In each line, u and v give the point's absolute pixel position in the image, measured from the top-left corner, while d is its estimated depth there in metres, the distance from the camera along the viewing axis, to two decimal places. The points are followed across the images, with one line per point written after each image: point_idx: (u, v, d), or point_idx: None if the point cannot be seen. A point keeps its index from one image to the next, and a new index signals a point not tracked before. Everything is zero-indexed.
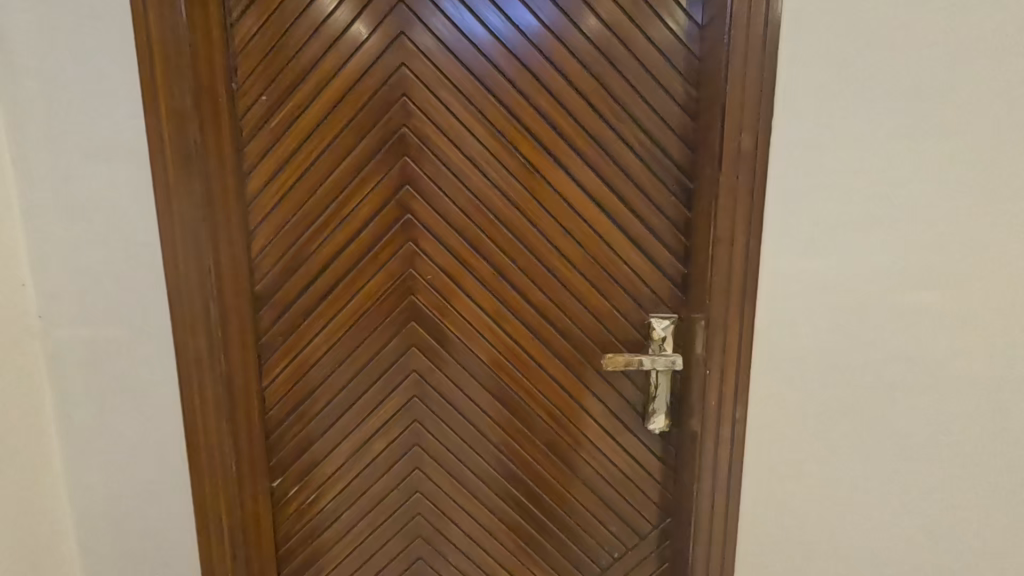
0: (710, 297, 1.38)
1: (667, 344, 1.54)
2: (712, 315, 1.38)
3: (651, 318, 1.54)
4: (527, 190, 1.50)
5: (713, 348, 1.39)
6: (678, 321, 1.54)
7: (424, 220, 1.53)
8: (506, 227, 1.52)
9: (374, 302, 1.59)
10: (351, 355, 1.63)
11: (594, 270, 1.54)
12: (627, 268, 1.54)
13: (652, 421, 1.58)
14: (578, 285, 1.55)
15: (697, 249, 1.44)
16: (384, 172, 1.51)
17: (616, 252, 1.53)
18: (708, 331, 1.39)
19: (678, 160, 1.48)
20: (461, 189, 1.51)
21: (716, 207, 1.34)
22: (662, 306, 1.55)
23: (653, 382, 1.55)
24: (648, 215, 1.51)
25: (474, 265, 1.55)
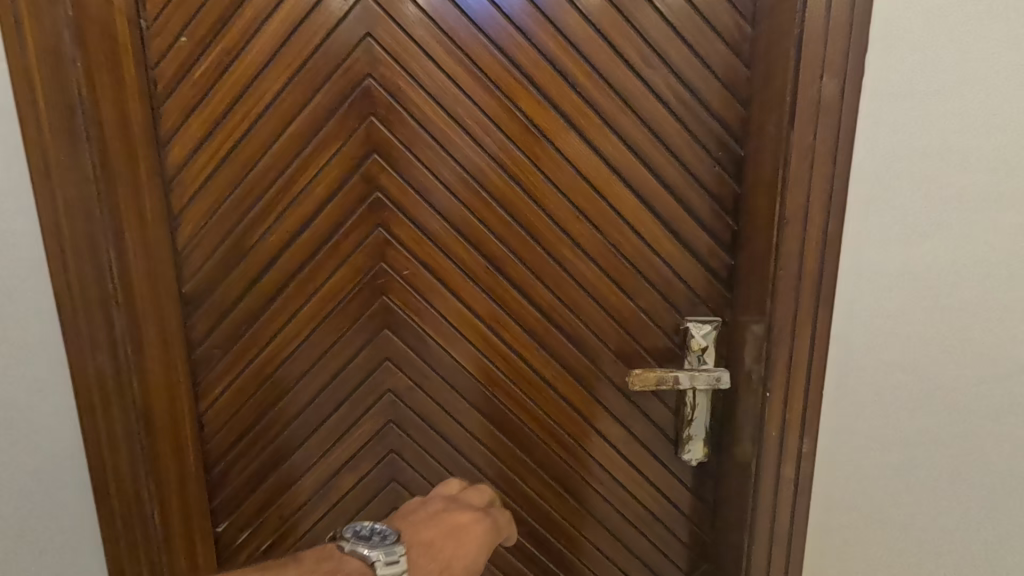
0: (770, 300, 1.05)
1: (708, 355, 1.22)
2: (773, 322, 1.05)
3: (688, 323, 1.22)
4: (531, 160, 1.17)
5: (777, 366, 1.06)
6: (723, 327, 1.23)
7: (399, 199, 1.19)
8: (504, 208, 1.19)
9: (337, 304, 1.25)
10: (308, 371, 1.30)
11: (615, 263, 1.21)
12: (658, 259, 1.21)
13: (689, 451, 1.27)
14: (595, 282, 1.22)
15: (751, 234, 1.11)
16: (346, 137, 1.16)
17: (643, 238, 1.20)
18: (768, 343, 1.07)
19: (727, 120, 1.15)
20: (445, 160, 1.17)
21: (785, 179, 1.00)
22: (701, 308, 1.23)
23: (691, 403, 1.24)
24: (685, 190, 1.18)
25: (464, 256, 1.22)
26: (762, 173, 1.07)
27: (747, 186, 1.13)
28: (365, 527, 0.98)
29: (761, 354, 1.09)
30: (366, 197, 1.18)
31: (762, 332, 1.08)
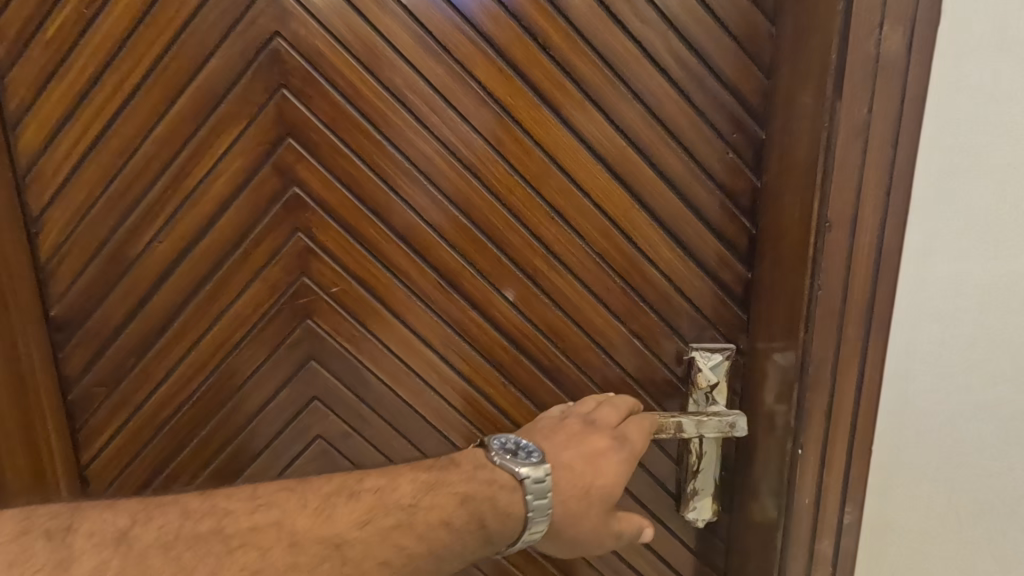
0: (803, 329, 0.79)
1: (718, 393, 0.97)
2: (808, 359, 0.79)
3: (694, 352, 0.97)
4: (493, 147, 0.91)
5: (812, 413, 0.81)
6: (738, 357, 0.98)
7: (323, 197, 0.93)
8: (458, 209, 0.93)
9: (249, 330, 0.99)
10: (218, 412, 1.03)
11: (601, 278, 0.95)
12: (656, 272, 0.95)
13: (693, 508, 1.02)
14: (575, 302, 0.96)
15: (777, 241, 0.86)
16: (252, 116, 0.90)
17: (637, 244, 0.94)
18: (799, 384, 0.81)
19: (746, 95, 0.90)
20: (381, 146, 0.91)
21: (827, 167, 0.74)
22: (710, 333, 0.98)
23: (697, 451, 0.99)
24: (691, 185, 0.92)
25: (409, 270, 0.96)
26: (792, 161, 0.81)
27: (771, 179, 0.88)
28: (511, 442, 0.87)
29: (788, 397, 0.83)
30: (279, 195, 0.92)
31: (791, 369, 0.82)
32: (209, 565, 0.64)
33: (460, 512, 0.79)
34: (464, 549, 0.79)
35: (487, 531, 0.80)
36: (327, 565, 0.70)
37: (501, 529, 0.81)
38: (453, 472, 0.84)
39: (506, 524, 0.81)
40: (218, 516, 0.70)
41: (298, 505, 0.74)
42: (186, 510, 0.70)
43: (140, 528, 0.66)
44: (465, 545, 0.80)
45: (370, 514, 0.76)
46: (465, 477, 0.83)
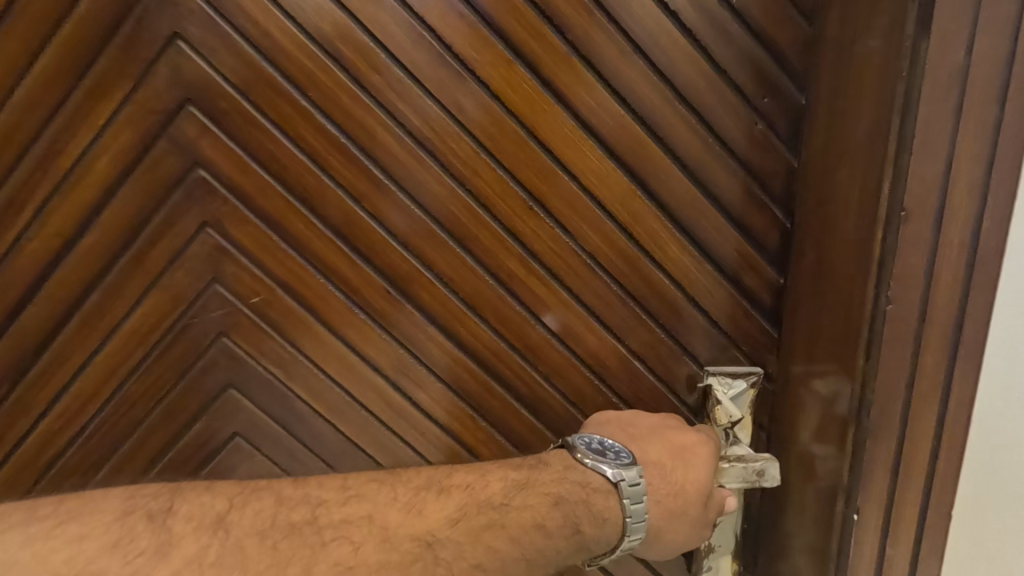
0: (863, 355, 0.59)
1: (741, 430, 0.77)
2: (870, 395, 0.59)
3: (711, 378, 0.77)
4: (453, 116, 0.70)
5: (873, 467, 0.61)
6: (765, 384, 0.78)
7: (236, 182, 0.72)
8: (410, 197, 0.73)
9: (149, 352, 0.78)
10: (114, 453, 0.81)
11: (593, 284, 0.75)
12: (664, 277, 0.75)
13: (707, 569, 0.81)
14: (561, 314, 0.76)
15: (824, 238, 0.65)
16: (140, 75, 0.69)
17: (639, 241, 0.74)
18: (855, 427, 0.61)
19: (778, 49, 0.70)
20: (308, 115, 0.70)
21: (903, 136, 0.53)
22: (731, 354, 0.78)
23: None
24: (708, 165, 0.72)
25: (349, 274, 0.75)
26: (849, 132, 0.61)
27: (816, 158, 0.67)
28: (595, 438, 0.70)
29: (839, 443, 0.63)
30: (177, 178, 0.71)
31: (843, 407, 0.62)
32: (302, 560, 0.51)
33: (556, 514, 0.63)
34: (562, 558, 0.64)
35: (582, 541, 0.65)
36: (418, 568, 0.55)
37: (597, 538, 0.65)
38: (542, 470, 0.67)
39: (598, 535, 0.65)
40: (310, 505, 0.56)
41: (388, 497, 0.58)
42: (280, 497, 0.56)
43: (238, 513, 0.53)
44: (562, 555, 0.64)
45: (462, 511, 0.60)
46: (558, 476, 0.66)
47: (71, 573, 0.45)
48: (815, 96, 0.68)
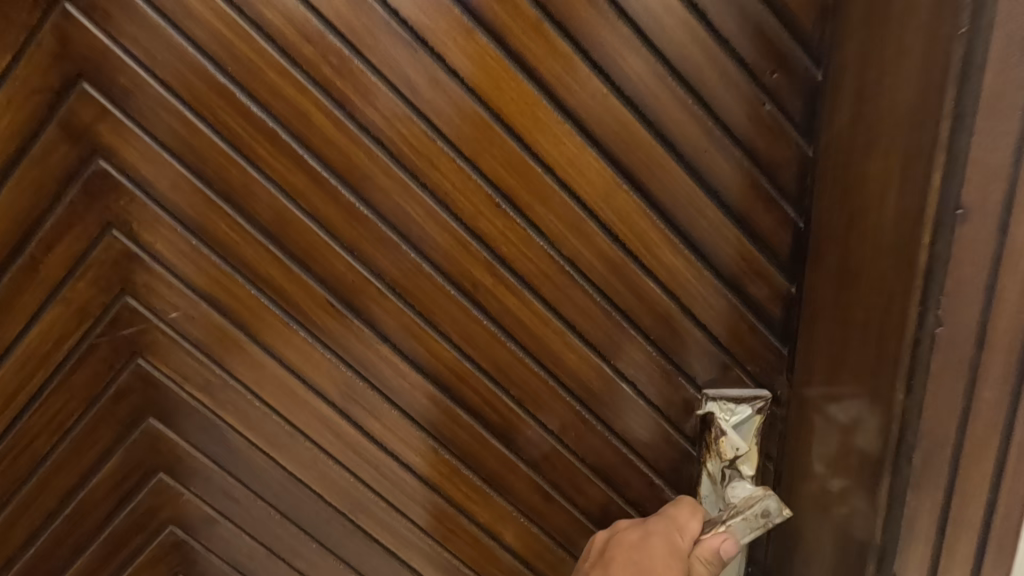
0: (902, 390, 0.46)
1: (746, 464, 0.66)
2: (912, 440, 0.47)
3: (711, 404, 0.66)
4: (402, 95, 0.59)
5: (913, 528, 0.48)
6: (773, 408, 0.68)
7: (144, 175, 0.61)
8: (352, 193, 0.61)
9: (50, 376, 0.66)
10: (15, 494, 0.68)
11: (572, 294, 0.64)
12: (654, 285, 0.64)
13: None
14: (534, 329, 0.65)
15: (852, 243, 0.54)
16: (22, 45, 0.57)
17: (625, 243, 0.63)
18: (891, 478, 0.48)
19: (789, 14, 0.59)
20: (227, 94, 0.58)
21: (963, 109, 0.41)
22: (732, 374, 0.67)
23: None
24: (707, 153, 0.61)
25: (283, 284, 0.64)
26: (886, 112, 0.49)
27: (841, 146, 0.56)
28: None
29: (869, 495, 0.51)
30: (71, 170, 0.59)
31: (866, 443, 0.51)
32: None
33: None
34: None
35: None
36: None
37: None
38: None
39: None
40: None
41: None
42: None
43: None
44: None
45: None
46: None
47: None
48: (839, 70, 0.57)
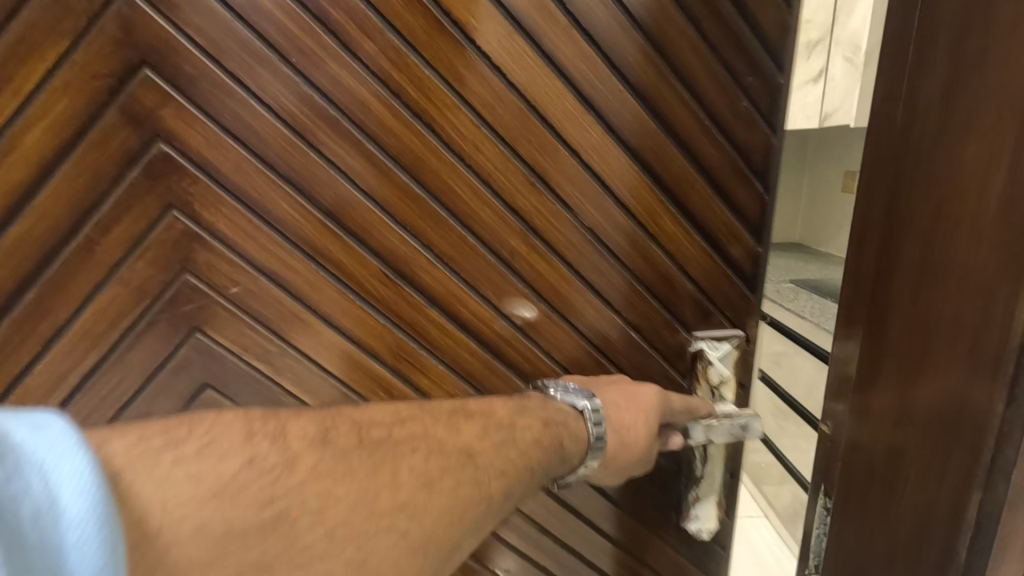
0: (1004, 403, 0.36)
1: (729, 388, 0.83)
2: (1014, 460, 0.35)
3: (701, 343, 0.82)
4: (452, 87, 0.67)
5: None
6: (746, 345, 0.85)
7: (207, 158, 0.65)
8: (406, 173, 0.69)
9: (106, 355, 0.68)
10: None
11: (592, 258, 0.76)
12: (656, 247, 0.78)
13: (696, 519, 0.86)
14: (560, 288, 0.77)
15: (937, 234, 0.42)
16: (80, 32, 0.58)
17: (635, 214, 0.76)
18: (979, 510, 0.38)
19: (762, 28, 0.74)
20: (291, 84, 0.64)
21: None
22: (715, 318, 0.83)
23: (701, 454, 0.83)
24: (698, 141, 0.75)
25: (339, 257, 0.70)
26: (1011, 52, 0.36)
27: (933, 118, 0.42)
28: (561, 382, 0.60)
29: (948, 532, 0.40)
30: (136, 153, 0.62)
31: (944, 465, 0.40)
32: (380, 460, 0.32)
33: (548, 438, 0.46)
34: (540, 489, 0.43)
35: (560, 466, 0.49)
36: (468, 486, 0.35)
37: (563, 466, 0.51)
38: (529, 400, 0.50)
39: (563, 465, 0.50)
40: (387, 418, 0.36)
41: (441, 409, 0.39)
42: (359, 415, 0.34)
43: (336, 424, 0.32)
44: (548, 474, 0.45)
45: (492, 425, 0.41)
46: (542, 406, 0.50)
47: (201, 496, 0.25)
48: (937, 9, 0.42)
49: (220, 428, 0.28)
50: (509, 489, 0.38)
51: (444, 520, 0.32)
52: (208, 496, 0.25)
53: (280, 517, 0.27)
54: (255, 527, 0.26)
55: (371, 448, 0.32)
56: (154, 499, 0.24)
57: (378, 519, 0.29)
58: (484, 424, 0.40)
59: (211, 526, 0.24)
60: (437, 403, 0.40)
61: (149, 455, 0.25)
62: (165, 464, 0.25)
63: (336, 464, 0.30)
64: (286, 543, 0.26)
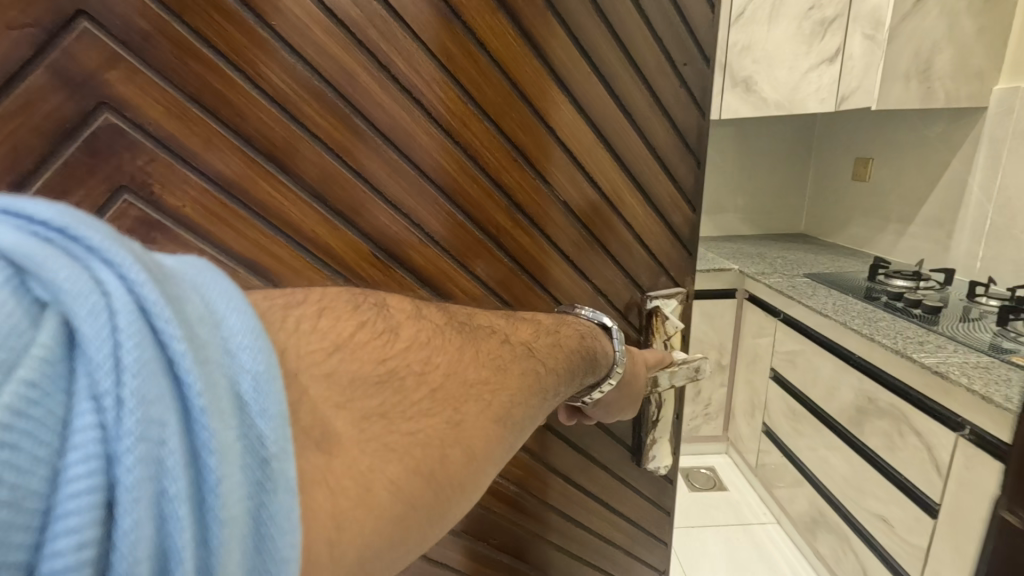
0: None
1: (676, 340, 0.89)
2: None
3: (655, 301, 0.87)
4: (426, 46, 0.60)
5: None
6: (688, 297, 0.91)
7: (160, 125, 0.50)
8: (388, 143, 0.61)
9: None
10: None
11: (568, 232, 0.77)
12: (617, 217, 0.81)
13: (653, 459, 0.87)
14: (541, 262, 0.76)
15: None
16: None
17: (598, 189, 0.78)
18: None
19: (693, 22, 0.77)
20: (253, 33, 0.51)
21: None
22: (662, 278, 0.89)
23: (657, 401, 0.82)
24: (645, 118, 0.78)
25: (325, 239, 0.60)
26: None
27: None
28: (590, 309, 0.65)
29: None
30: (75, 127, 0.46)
31: None
32: (457, 340, 0.36)
33: (582, 347, 0.50)
34: (575, 391, 0.47)
35: (592, 378, 0.53)
36: (528, 367, 0.39)
37: (585, 381, 0.52)
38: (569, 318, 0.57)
39: (592, 377, 0.53)
40: (452, 313, 0.40)
41: (492, 312, 0.44)
42: (434, 307, 0.39)
43: (424, 308, 0.37)
44: (579, 376, 0.48)
45: (533, 337, 0.44)
46: (558, 317, 0.54)
47: (326, 345, 0.28)
48: None
49: (329, 296, 0.32)
50: (559, 384, 0.42)
51: (514, 397, 0.35)
52: (332, 347, 0.29)
53: (391, 373, 0.30)
54: (374, 379, 0.29)
55: (457, 328, 0.37)
56: (284, 337, 0.27)
57: (468, 387, 0.33)
58: (536, 328, 0.46)
59: (338, 371, 0.28)
60: (497, 308, 0.45)
61: (279, 310, 0.29)
62: (293, 319, 0.28)
63: (431, 337, 0.34)
64: (399, 396, 0.29)
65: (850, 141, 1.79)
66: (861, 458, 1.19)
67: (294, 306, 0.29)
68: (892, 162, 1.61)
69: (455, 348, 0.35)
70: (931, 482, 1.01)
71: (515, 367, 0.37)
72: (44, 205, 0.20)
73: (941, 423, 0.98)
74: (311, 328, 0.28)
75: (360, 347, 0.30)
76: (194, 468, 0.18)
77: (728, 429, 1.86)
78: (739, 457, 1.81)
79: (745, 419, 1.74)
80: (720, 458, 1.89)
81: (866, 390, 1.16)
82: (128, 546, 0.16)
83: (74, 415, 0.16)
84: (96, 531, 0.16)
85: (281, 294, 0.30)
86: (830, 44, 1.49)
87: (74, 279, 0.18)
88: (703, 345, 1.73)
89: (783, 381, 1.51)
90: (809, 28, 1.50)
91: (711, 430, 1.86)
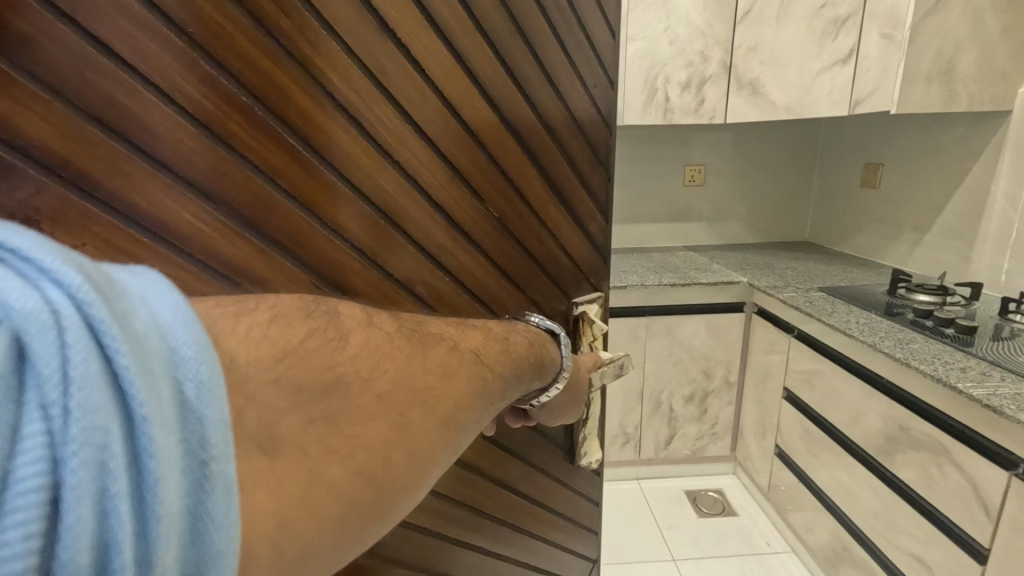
0: None
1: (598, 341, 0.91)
2: None
3: (581, 307, 0.88)
4: (352, 53, 0.54)
5: None
6: (606, 300, 0.94)
7: (29, 138, 0.38)
8: (314, 154, 0.53)
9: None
10: None
11: (502, 245, 0.75)
12: (566, 226, 0.84)
13: (584, 455, 0.91)
14: (485, 281, 0.74)
15: None
16: None
17: (531, 206, 0.77)
18: None
19: (601, 48, 0.83)
20: (155, 31, 0.42)
21: None
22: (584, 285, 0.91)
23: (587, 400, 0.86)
24: (572, 146, 0.82)
25: (261, 272, 0.51)
26: None
27: None
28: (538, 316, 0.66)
29: None
30: None
31: None
32: (405, 347, 0.37)
33: (534, 356, 0.53)
34: (523, 393, 0.49)
35: (540, 382, 0.55)
36: (473, 373, 0.40)
37: (533, 384, 0.53)
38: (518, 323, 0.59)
39: (541, 382, 0.55)
40: (403, 319, 0.42)
41: (446, 320, 0.46)
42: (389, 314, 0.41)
43: (378, 315, 0.39)
44: (525, 386, 0.50)
45: (483, 346, 0.45)
46: (508, 325, 0.56)
47: (274, 352, 0.30)
48: None
49: (279, 303, 0.34)
50: (505, 390, 0.44)
51: (461, 402, 0.37)
52: (279, 355, 0.30)
53: (339, 379, 0.32)
54: (320, 385, 0.31)
55: (408, 336, 0.39)
56: (239, 343, 0.28)
57: (416, 393, 0.35)
58: (486, 336, 0.47)
59: (285, 377, 0.30)
60: (449, 316, 0.47)
61: (228, 316, 0.30)
62: (243, 325, 0.30)
63: (381, 344, 0.36)
64: (343, 401, 0.32)
65: (857, 142, 1.76)
66: (893, 491, 1.17)
67: (245, 312, 0.31)
68: (902, 168, 1.59)
69: (402, 354, 0.36)
70: (979, 524, 0.97)
71: (463, 374, 0.39)
72: (8, 226, 0.22)
73: (980, 453, 0.96)
74: (258, 333, 0.30)
75: (303, 352, 0.32)
76: (134, 470, 0.20)
77: (736, 448, 1.87)
78: (748, 479, 1.84)
79: (755, 438, 1.74)
80: (727, 479, 1.91)
81: (896, 417, 1.15)
82: (71, 539, 0.18)
83: (24, 423, 0.18)
84: (41, 525, 0.18)
85: (227, 302, 0.32)
86: (844, 43, 1.46)
87: (25, 299, 0.20)
88: (708, 362, 1.75)
89: (796, 400, 1.51)
90: (821, 28, 1.48)
91: (719, 449, 1.87)
